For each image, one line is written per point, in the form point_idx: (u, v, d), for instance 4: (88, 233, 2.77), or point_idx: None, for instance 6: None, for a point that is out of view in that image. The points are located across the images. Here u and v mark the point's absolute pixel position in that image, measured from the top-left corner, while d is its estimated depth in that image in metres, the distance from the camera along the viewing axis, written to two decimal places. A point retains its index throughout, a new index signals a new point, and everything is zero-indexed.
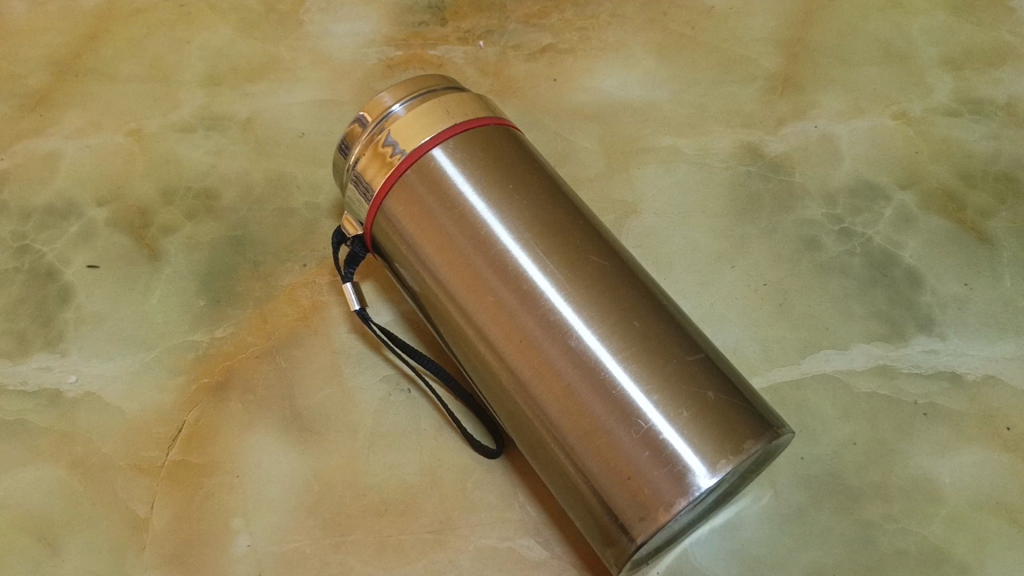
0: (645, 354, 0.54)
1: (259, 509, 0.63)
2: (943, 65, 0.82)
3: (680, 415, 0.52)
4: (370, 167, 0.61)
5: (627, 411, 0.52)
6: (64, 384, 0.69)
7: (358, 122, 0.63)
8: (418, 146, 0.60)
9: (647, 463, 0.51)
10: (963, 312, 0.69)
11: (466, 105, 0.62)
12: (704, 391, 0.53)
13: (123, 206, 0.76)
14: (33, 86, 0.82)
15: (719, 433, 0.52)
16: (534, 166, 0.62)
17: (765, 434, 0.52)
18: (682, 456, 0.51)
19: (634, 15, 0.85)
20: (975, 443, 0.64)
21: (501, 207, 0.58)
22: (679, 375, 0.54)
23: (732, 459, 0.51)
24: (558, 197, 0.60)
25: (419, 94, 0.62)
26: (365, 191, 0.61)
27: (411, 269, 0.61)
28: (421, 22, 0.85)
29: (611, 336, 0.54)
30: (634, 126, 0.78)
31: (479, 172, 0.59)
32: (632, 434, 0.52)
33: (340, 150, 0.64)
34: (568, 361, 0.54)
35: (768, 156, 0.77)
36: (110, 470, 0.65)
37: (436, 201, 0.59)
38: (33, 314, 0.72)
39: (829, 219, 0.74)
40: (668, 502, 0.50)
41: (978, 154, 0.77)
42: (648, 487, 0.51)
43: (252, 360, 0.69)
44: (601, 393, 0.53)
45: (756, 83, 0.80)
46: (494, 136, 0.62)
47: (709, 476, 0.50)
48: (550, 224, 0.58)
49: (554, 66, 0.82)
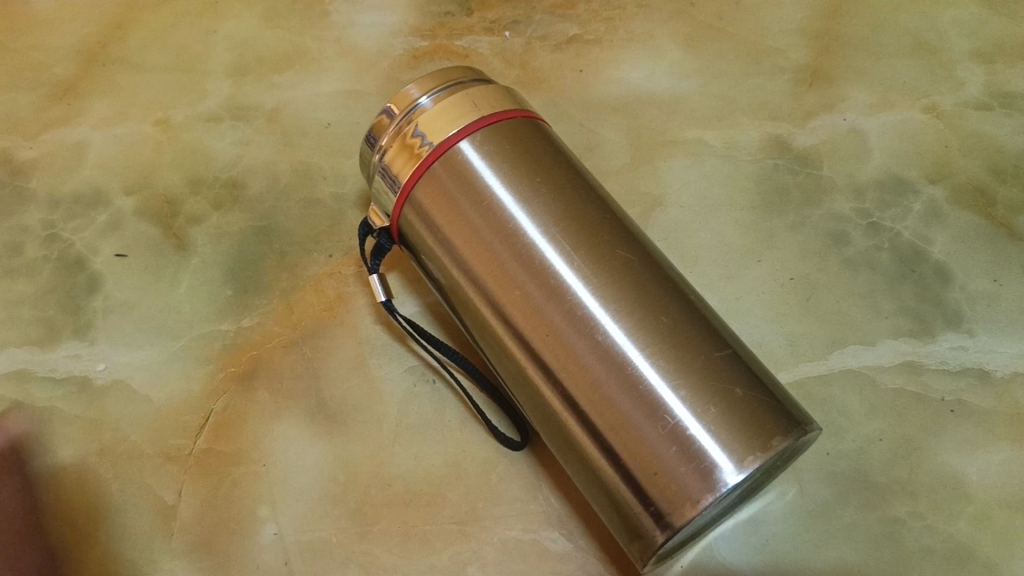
0: (672, 350, 0.54)
1: (286, 498, 0.64)
2: (974, 57, 0.81)
3: (707, 411, 0.52)
4: (398, 160, 0.61)
5: (653, 407, 0.52)
6: (93, 372, 0.69)
7: (386, 114, 0.63)
8: (445, 138, 0.60)
9: (674, 458, 0.51)
10: (992, 309, 0.69)
11: (493, 98, 0.62)
12: (732, 388, 0.53)
13: (150, 196, 0.77)
14: (61, 76, 0.83)
15: (746, 430, 0.51)
16: (562, 160, 0.62)
17: (792, 431, 0.52)
18: (710, 452, 0.51)
19: (662, 5, 0.85)
20: (1003, 440, 0.64)
21: (529, 200, 0.58)
22: (706, 372, 0.53)
23: (758, 456, 0.51)
24: (585, 191, 0.60)
25: (446, 87, 0.62)
26: (393, 182, 0.62)
27: (439, 261, 0.61)
28: (447, 13, 0.85)
29: (638, 331, 0.54)
30: (661, 118, 0.78)
31: (506, 165, 0.59)
32: (659, 429, 0.52)
33: (368, 142, 0.64)
34: (596, 355, 0.54)
35: (796, 149, 0.76)
36: (139, 458, 0.66)
37: (463, 193, 0.59)
38: (62, 302, 0.72)
39: (858, 214, 0.73)
40: (695, 498, 0.50)
41: (1008, 149, 0.76)
42: (674, 482, 0.51)
43: (278, 351, 0.69)
44: (628, 388, 0.53)
45: (783, 75, 0.80)
46: (521, 129, 0.62)
47: (737, 472, 0.50)
48: (578, 219, 0.58)
49: (580, 57, 0.82)
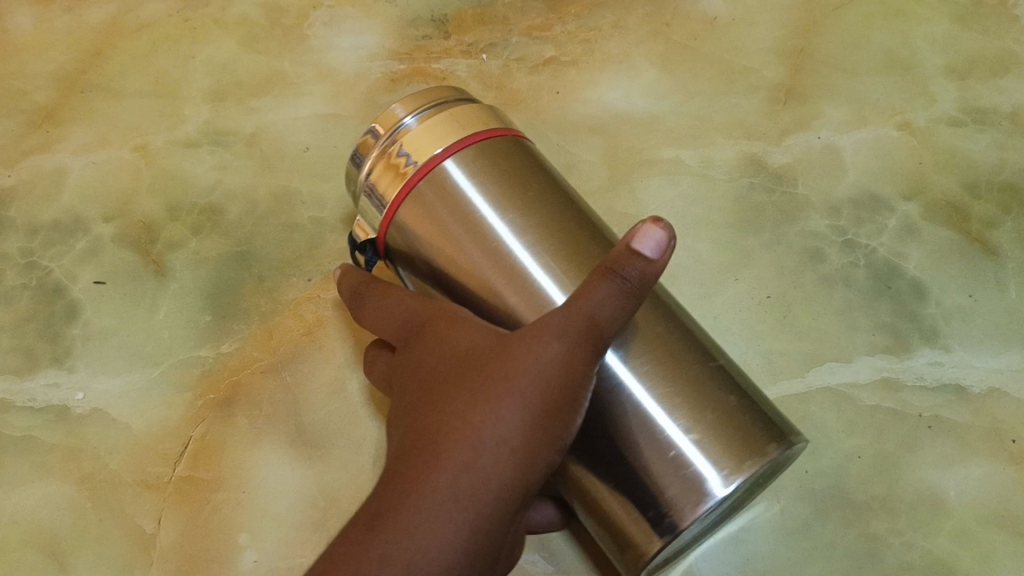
0: (659, 364, 0.54)
1: (265, 525, 0.64)
2: (947, 74, 0.82)
3: (694, 424, 0.52)
4: (383, 180, 0.60)
5: (641, 422, 0.52)
6: (72, 401, 0.69)
7: (370, 134, 0.62)
8: (430, 157, 0.59)
9: (664, 472, 0.51)
10: (968, 324, 0.69)
11: (477, 117, 0.62)
12: (718, 403, 0.53)
13: (129, 222, 0.77)
14: (39, 103, 0.83)
15: (733, 442, 0.52)
16: (546, 179, 0.62)
17: (780, 442, 0.52)
18: (697, 465, 0.51)
19: (637, 25, 0.85)
20: (980, 455, 0.64)
21: (515, 221, 0.58)
22: (691, 388, 0.54)
23: (747, 468, 0.51)
24: (571, 209, 0.61)
25: (431, 106, 0.61)
26: (378, 203, 0.61)
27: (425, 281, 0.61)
28: (424, 36, 0.85)
29: (625, 345, 0.54)
30: (637, 138, 0.79)
31: (490, 185, 0.59)
32: (647, 442, 0.52)
33: (352, 161, 0.63)
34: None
35: (771, 167, 0.77)
36: (118, 486, 0.66)
37: (449, 212, 0.59)
38: (40, 330, 0.72)
39: (833, 231, 0.74)
40: (686, 512, 0.50)
41: (982, 165, 0.77)
42: (665, 497, 0.51)
43: (258, 377, 0.69)
44: (615, 402, 0.53)
45: (758, 94, 0.80)
46: (506, 147, 0.61)
47: (727, 484, 0.50)
48: (560, 240, 0.59)
49: (557, 79, 0.82)
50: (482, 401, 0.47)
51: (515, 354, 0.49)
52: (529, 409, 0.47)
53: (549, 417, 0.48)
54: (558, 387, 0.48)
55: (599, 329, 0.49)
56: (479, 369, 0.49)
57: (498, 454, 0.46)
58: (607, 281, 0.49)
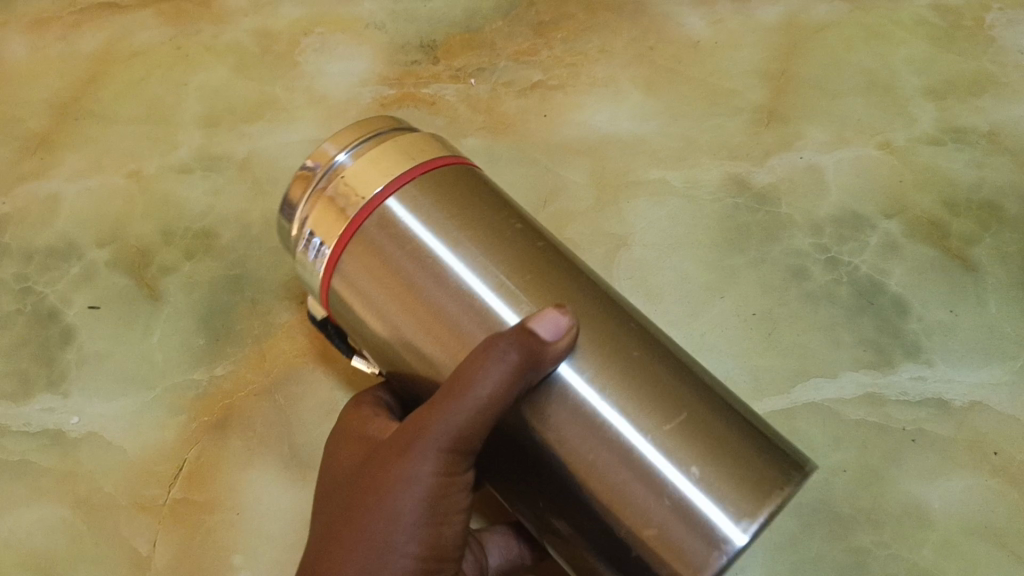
0: (648, 399, 0.48)
1: (259, 545, 0.65)
2: (926, 94, 0.83)
3: (695, 464, 0.46)
4: (319, 225, 0.53)
5: (635, 468, 0.46)
6: (67, 424, 0.70)
7: (301, 176, 0.55)
8: (371, 198, 0.53)
9: (666, 520, 0.45)
10: (950, 339, 0.71)
11: (419, 145, 0.55)
12: (720, 438, 0.47)
13: (122, 247, 0.78)
14: (34, 130, 0.84)
15: (746, 484, 0.45)
16: (501, 202, 0.56)
17: (798, 473, 0.46)
18: (706, 512, 0.44)
19: (623, 50, 0.87)
20: (963, 468, 0.65)
21: (474, 259, 0.51)
22: (691, 425, 0.47)
23: (764, 509, 0.44)
24: (540, 240, 0.54)
25: (366, 139, 0.55)
26: (317, 253, 0.54)
27: (380, 343, 0.53)
28: (414, 61, 0.87)
29: (608, 381, 0.48)
30: (624, 159, 0.80)
31: (441, 216, 0.53)
32: (644, 489, 0.46)
33: (282, 209, 0.56)
34: (566, 424, 0.48)
35: (755, 187, 0.78)
36: (112, 508, 0.66)
37: (400, 251, 0.52)
38: (35, 355, 0.73)
39: (817, 249, 0.75)
40: (698, 563, 0.44)
41: (960, 183, 0.78)
42: (674, 549, 0.44)
43: (251, 399, 0.70)
44: (605, 446, 0.47)
45: (742, 116, 0.82)
46: (455, 175, 0.56)
47: (744, 532, 0.43)
48: (534, 272, 0.52)
49: (544, 102, 0.84)
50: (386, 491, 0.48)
51: (416, 430, 0.48)
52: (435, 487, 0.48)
53: (451, 491, 0.49)
54: (458, 462, 0.48)
55: (494, 408, 0.46)
56: (382, 454, 0.49)
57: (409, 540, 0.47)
58: (500, 363, 0.45)
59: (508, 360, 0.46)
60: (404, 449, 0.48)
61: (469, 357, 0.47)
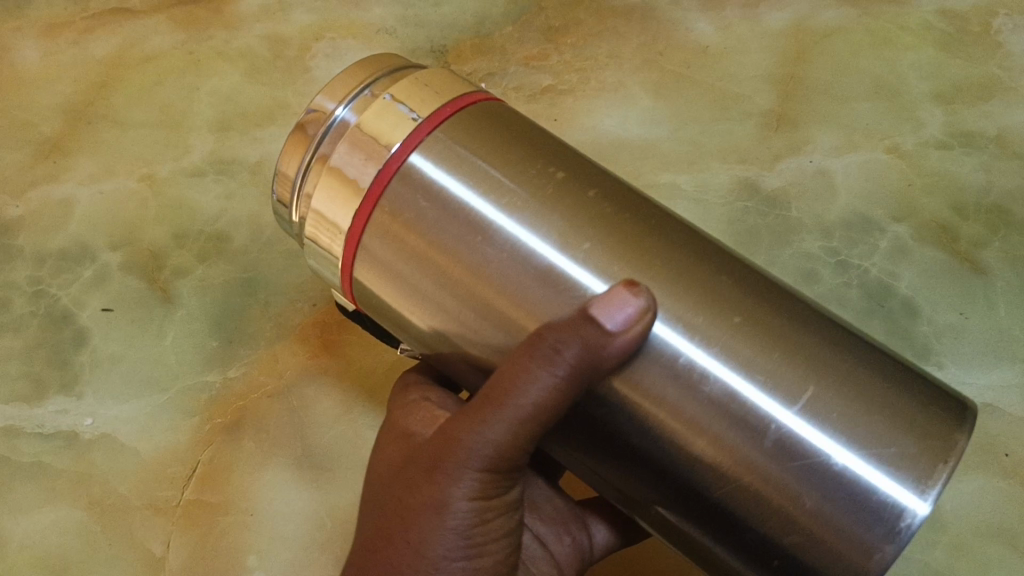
0: (779, 362, 0.44)
1: (274, 546, 0.65)
2: (933, 99, 0.84)
3: (849, 433, 0.42)
4: (327, 196, 0.49)
5: (783, 449, 0.42)
6: (81, 426, 0.70)
7: (299, 145, 0.51)
8: (386, 161, 0.49)
9: (831, 503, 0.42)
10: (960, 341, 0.71)
11: (426, 87, 0.51)
12: (867, 398, 0.43)
13: (136, 250, 0.78)
14: (47, 135, 0.85)
15: (914, 444, 0.42)
16: (535, 139, 0.51)
17: (964, 421, 0.43)
18: (877, 486, 0.41)
19: (632, 54, 0.87)
20: (973, 470, 0.66)
21: (515, 213, 0.47)
22: (829, 392, 0.43)
23: (942, 469, 0.41)
24: (584, 176, 0.50)
25: (361, 94, 0.51)
26: (332, 229, 0.50)
27: (430, 333, 0.50)
28: (424, 65, 0.87)
29: (731, 345, 0.44)
30: (634, 164, 0.81)
31: (467, 171, 0.49)
32: (796, 471, 0.42)
33: (284, 183, 0.52)
34: (693, 406, 0.44)
35: (765, 191, 0.79)
36: (127, 510, 0.67)
37: (430, 216, 0.48)
38: (48, 357, 0.73)
39: (826, 252, 0.76)
40: (880, 545, 0.41)
41: (969, 186, 0.79)
42: (847, 534, 0.41)
43: (265, 401, 0.70)
44: (746, 427, 0.43)
45: (752, 120, 0.82)
46: (473, 115, 0.51)
47: (927, 499, 0.40)
48: (592, 224, 0.47)
49: (554, 106, 0.84)
50: (425, 507, 0.46)
51: (455, 442, 0.46)
52: (476, 500, 0.46)
53: (493, 499, 0.47)
54: (500, 472, 0.46)
55: (542, 416, 0.44)
56: (420, 462, 0.48)
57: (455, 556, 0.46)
58: (550, 369, 0.43)
59: (558, 365, 0.43)
60: (441, 464, 0.46)
61: (514, 358, 0.44)
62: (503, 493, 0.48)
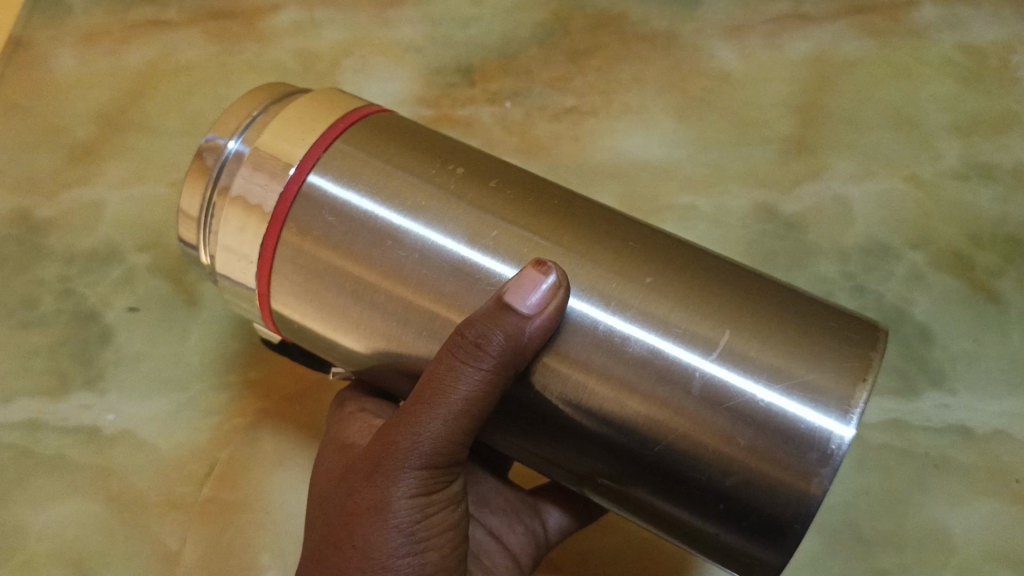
0: (696, 317, 0.47)
1: (286, 547, 0.66)
2: (952, 131, 0.85)
3: (771, 375, 0.45)
4: (235, 224, 0.52)
5: (711, 401, 0.45)
6: (103, 422, 0.71)
7: (196, 181, 0.54)
8: (287, 182, 0.52)
9: (768, 440, 0.44)
10: (973, 368, 0.72)
11: (317, 106, 0.55)
12: (784, 338, 0.46)
13: (162, 253, 0.79)
14: (81, 138, 0.87)
15: (833, 372, 0.44)
16: (432, 144, 0.55)
17: (877, 345, 0.46)
18: (805, 418, 0.43)
19: (654, 79, 0.89)
20: (984, 495, 0.68)
21: (417, 220, 0.51)
22: (743, 338, 0.46)
23: (861, 391, 0.44)
24: (486, 174, 0.54)
25: (250, 124, 0.54)
26: (242, 259, 0.53)
27: (362, 353, 0.53)
28: (450, 83, 0.89)
29: (649, 306, 0.47)
30: (654, 185, 0.82)
31: (368, 176, 0.52)
32: (727, 418, 0.44)
33: (190, 221, 0.55)
34: (621, 364, 0.46)
35: (784, 215, 0.80)
36: (146, 506, 0.68)
37: (337, 227, 0.51)
38: (72, 354, 0.74)
39: (843, 276, 0.77)
40: (817, 468, 0.43)
41: (985, 217, 0.80)
42: (785, 465, 0.43)
43: (281, 403, 0.72)
44: (671, 381, 0.46)
45: (771, 146, 0.84)
46: (367, 125, 0.55)
47: (852, 421, 0.43)
48: (493, 225, 0.51)
49: (577, 128, 0.86)
50: (367, 509, 0.47)
51: (391, 442, 0.47)
52: (418, 496, 0.47)
53: (433, 494, 0.49)
54: (437, 466, 0.48)
55: (473, 405, 0.47)
56: (359, 468, 0.49)
57: (402, 552, 0.47)
58: (473, 358, 0.45)
59: (483, 356, 0.45)
60: (380, 464, 0.47)
61: (440, 354, 0.47)
62: (444, 489, 0.50)
